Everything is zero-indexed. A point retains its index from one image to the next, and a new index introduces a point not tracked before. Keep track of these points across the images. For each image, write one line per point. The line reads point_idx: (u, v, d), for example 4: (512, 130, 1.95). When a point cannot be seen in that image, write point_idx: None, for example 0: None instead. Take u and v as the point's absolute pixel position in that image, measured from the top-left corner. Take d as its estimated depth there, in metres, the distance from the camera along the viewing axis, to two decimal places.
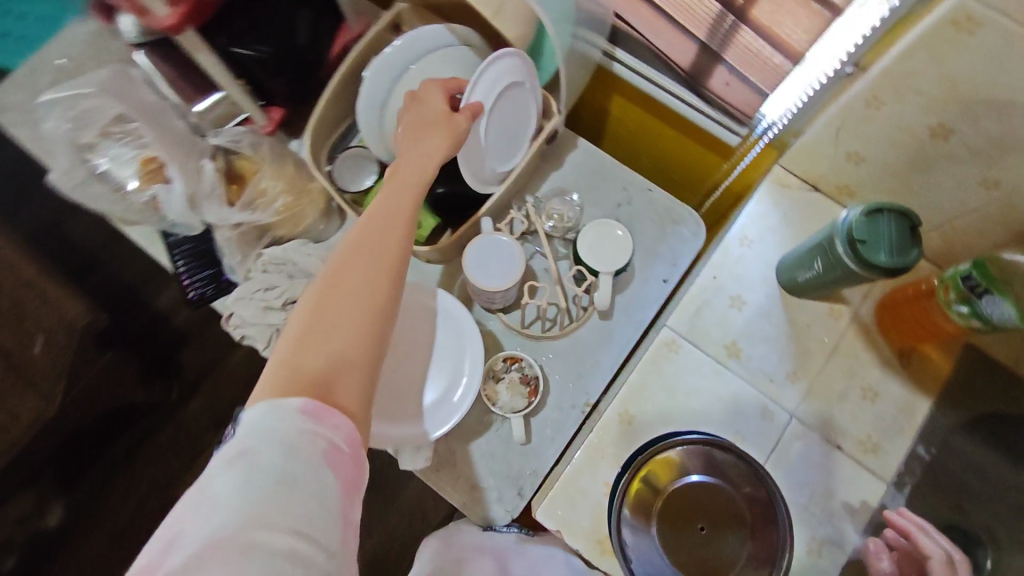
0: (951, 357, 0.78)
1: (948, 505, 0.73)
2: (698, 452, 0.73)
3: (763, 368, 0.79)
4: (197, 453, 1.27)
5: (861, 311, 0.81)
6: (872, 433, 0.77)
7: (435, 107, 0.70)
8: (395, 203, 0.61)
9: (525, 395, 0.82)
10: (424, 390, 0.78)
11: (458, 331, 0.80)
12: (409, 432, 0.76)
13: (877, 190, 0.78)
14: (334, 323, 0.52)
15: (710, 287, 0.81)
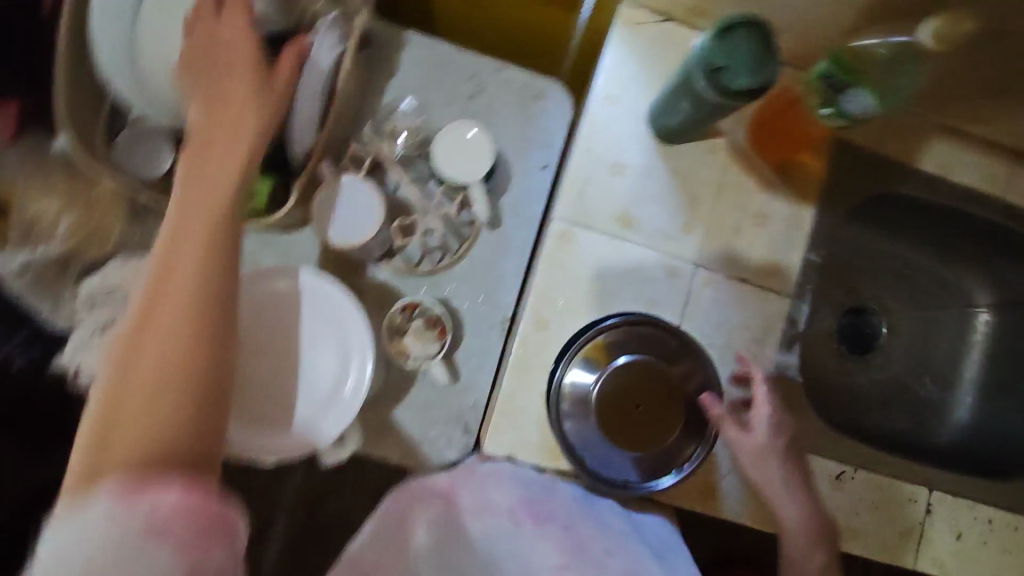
0: (823, 159, 0.80)
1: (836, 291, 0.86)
2: (626, 332, 0.72)
3: (658, 228, 0.76)
4: None
5: (736, 140, 0.78)
6: (770, 256, 0.79)
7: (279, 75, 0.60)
8: (205, 199, 0.53)
9: (436, 338, 0.77)
10: (316, 381, 0.70)
11: (333, 311, 0.70)
12: (309, 435, 0.69)
13: (727, 5, 0.72)
14: (152, 360, 0.46)
15: (586, 162, 0.76)
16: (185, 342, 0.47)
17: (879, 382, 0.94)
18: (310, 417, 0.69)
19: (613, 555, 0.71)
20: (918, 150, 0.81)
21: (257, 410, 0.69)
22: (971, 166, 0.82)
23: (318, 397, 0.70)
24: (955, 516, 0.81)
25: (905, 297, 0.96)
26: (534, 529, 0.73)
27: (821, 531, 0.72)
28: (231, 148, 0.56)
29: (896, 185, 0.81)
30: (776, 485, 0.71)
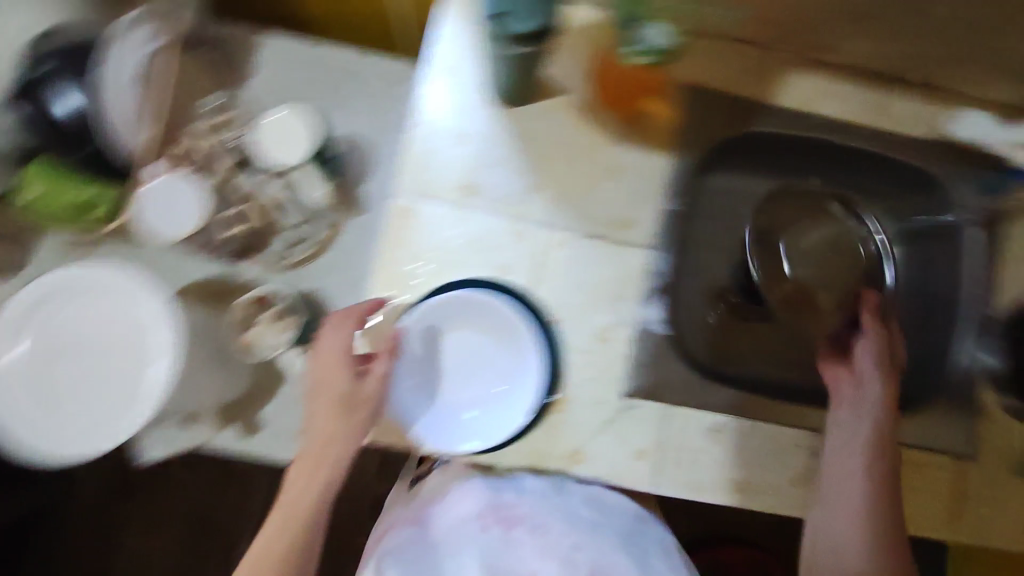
0: (675, 105, 0.76)
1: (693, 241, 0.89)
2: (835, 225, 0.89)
3: (506, 193, 0.74)
4: (111, 528, 1.28)
5: (582, 94, 0.75)
6: (625, 210, 0.76)
7: (344, 381, 0.68)
8: (324, 440, 0.68)
9: (286, 326, 0.76)
10: (111, 381, 0.70)
11: (134, 317, 0.71)
12: (98, 423, 0.70)
13: None
14: (286, 512, 0.68)
15: (423, 134, 0.74)
16: (301, 526, 0.68)
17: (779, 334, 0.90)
18: (111, 408, 0.70)
19: (580, 550, 0.77)
20: (780, 84, 0.77)
21: (60, 398, 0.71)
22: (842, 95, 0.77)
23: (121, 393, 0.70)
24: None
25: None
26: (504, 534, 0.78)
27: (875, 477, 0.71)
28: (328, 434, 0.68)
29: (747, 127, 0.79)
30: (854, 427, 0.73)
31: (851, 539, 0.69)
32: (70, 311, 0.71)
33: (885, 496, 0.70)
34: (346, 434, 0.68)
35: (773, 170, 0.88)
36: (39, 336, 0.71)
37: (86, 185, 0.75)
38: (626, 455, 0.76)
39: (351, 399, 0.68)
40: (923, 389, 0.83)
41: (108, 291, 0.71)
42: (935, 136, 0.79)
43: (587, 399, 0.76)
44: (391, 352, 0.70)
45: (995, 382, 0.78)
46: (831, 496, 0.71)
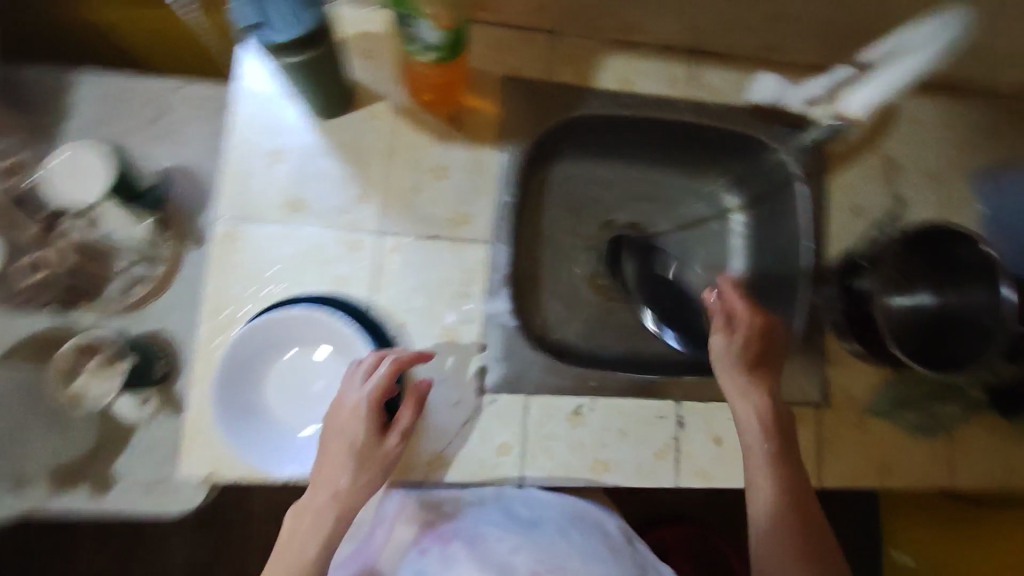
0: (492, 100, 0.78)
1: (547, 231, 0.91)
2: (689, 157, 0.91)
3: (332, 205, 0.74)
4: None
5: (397, 100, 0.76)
6: (458, 207, 0.76)
7: (364, 432, 0.64)
8: (340, 481, 0.63)
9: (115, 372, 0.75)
10: None
11: None
12: None
13: None
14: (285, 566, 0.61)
15: (239, 155, 0.72)
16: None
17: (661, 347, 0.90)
18: None
19: (520, 552, 0.71)
20: (595, 69, 0.80)
21: None
22: (650, 73, 0.81)
23: None
24: (710, 421, 0.80)
25: (657, 211, 0.95)
26: (442, 551, 0.72)
27: (782, 450, 0.68)
28: (335, 482, 0.63)
29: (576, 113, 0.80)
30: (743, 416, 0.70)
31: (766, 500, 0.65)
32: None
33: (794, 466, 0.67)
34: (358, 483, 0.63)
35: (611, 155, 0.92)
36: None
37: None
38: (493, 451, 0.75)
39: (368, 451, 0.64)
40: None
41: None
42: (744, 104, 0.84)
43: (443, 403, 0.75)
44: (415, 406, 0.67)
45: (837, 328, 0.83)
46: (752, 480, 0.67)
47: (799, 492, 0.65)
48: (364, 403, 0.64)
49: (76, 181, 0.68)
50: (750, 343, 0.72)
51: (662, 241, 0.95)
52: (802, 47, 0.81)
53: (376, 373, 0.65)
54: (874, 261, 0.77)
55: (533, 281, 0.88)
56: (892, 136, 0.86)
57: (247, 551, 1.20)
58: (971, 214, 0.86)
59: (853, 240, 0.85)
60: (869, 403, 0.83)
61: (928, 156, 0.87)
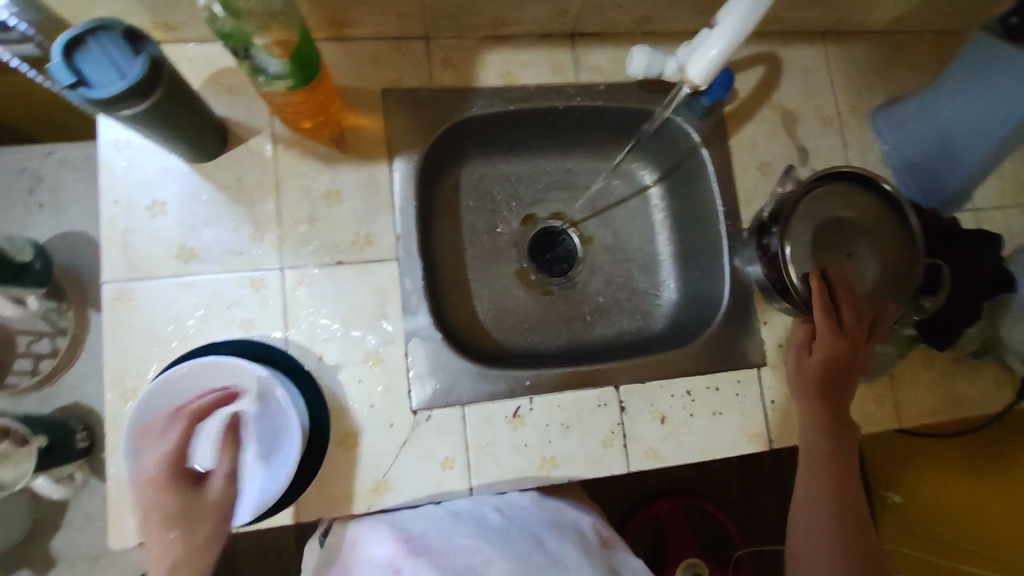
0: (375, 115, 0.76)
1: (464, 236, 0.89)
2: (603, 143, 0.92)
3: (225, 248, 0.72)
4: None
5: (276, 130, 0.74)
6: (359, 228, 0.75)
7: (168, 501, 0.61)
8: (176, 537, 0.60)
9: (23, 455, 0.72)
10: None
11: None
12: None
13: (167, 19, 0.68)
14: None
15: (120, 214, 0.71)
16: None
17: (598, 335, 0.90)
18: None
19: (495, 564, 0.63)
20: (472, 68, 0.79)
21: None
22: (532, 64, 0.80)
23: None
24: (652, 402, 0.79)
25: (576, 197, 0.94)
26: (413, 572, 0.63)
27: (834, 445, 0.72)
28: (165, 555, 0.60)
29: (462, 114, 0.79)
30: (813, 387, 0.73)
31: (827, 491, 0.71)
32: None
33: (856, 500, 0.71)
34: (196, 542, 0.61)
35: (514, 151, 0.91)
36: None
37: None
38: (434, 469, 0.74)
39: (190, 509, 0.61)
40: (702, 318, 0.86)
41: None
42: (625, 77, 0.83)
43: (377, 427, 0.73)
44: (232, 444, 0.65)
45: (764, 291, 0.82)
46: (813, 464, 0.72)
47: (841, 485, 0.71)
48: (161, 471, 0.61)
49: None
50: (828, 360, 0.72)
51: (587, 227, 0.94)
52: (676, 14, 0.80)
53: (175, 429, 0.63)
54: (779, 217, 0.77)
55: (457, 291, 0.87)
56: (786, 88, 0.86)
57: None
58: (872, 155, 0.86)
59: (764, 198, 0.84)
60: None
61: (825, 103, 0.86)
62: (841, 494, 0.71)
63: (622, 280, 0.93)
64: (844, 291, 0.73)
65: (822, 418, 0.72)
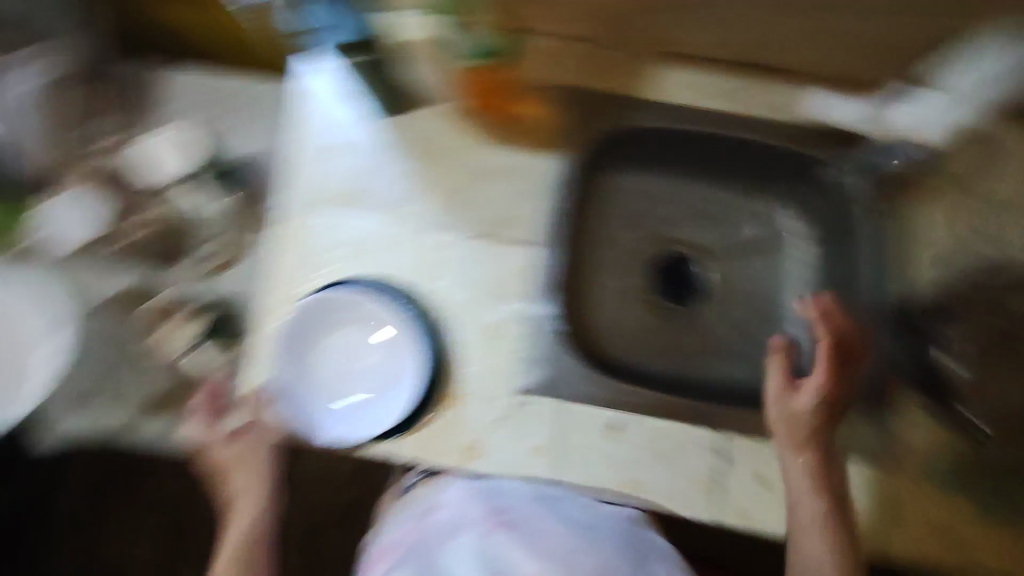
0: (548, 106, 0.80)
1: (598, 242, 0.90)
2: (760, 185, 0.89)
3: (388, 198, 0.80)
4: None
5: (455, 104, 0.80)
6: (506, 210, 0.80)
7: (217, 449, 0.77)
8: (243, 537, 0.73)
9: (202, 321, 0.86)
10: (38, 359, 0.85)
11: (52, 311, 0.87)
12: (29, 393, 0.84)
13: None
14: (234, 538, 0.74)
15: (313, 148, 0.80)
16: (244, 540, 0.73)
17: (705, 373, 0.87)
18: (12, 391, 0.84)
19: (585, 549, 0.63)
20: (648, 83, 0.80)
21: None
22: (708, 89, 0.80)
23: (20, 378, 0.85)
24: (751, 459, 0.76)
25: (716, 231, 0.91)
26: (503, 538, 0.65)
27: (815, 482, 0.67)
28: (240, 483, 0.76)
29: (629, 123, 0.80)
30: (796, 422, 0.68)
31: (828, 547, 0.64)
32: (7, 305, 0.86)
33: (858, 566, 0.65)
34: (245, 481, 0.76)
35: (666, 169, 0.89)
36: None
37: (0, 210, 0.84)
38: (517, 451, 0.76)
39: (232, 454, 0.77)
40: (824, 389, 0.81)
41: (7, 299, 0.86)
42: (799, 123, 0.80)
43: (476, 395, 0.77)
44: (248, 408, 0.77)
45: (905, 378, 0.75)
46: (797, 498, 0.67)
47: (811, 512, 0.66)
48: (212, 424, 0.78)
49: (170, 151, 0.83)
50: (826, 410, 0.68)
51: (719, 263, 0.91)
52: (879, 69, 0.76)
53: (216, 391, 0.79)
54: (944, 310, 0.75)
55: (576, 292, 0.88)
56: None
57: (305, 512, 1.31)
58: None
59: (930, 280, 0.77)
60: (943, 472, 0.72)
61: None
62: (818, 523, 0.65)
63: (745, 325, 0.89)
64: (850, 359, 0.70)
65: (817, 463, 0.67)
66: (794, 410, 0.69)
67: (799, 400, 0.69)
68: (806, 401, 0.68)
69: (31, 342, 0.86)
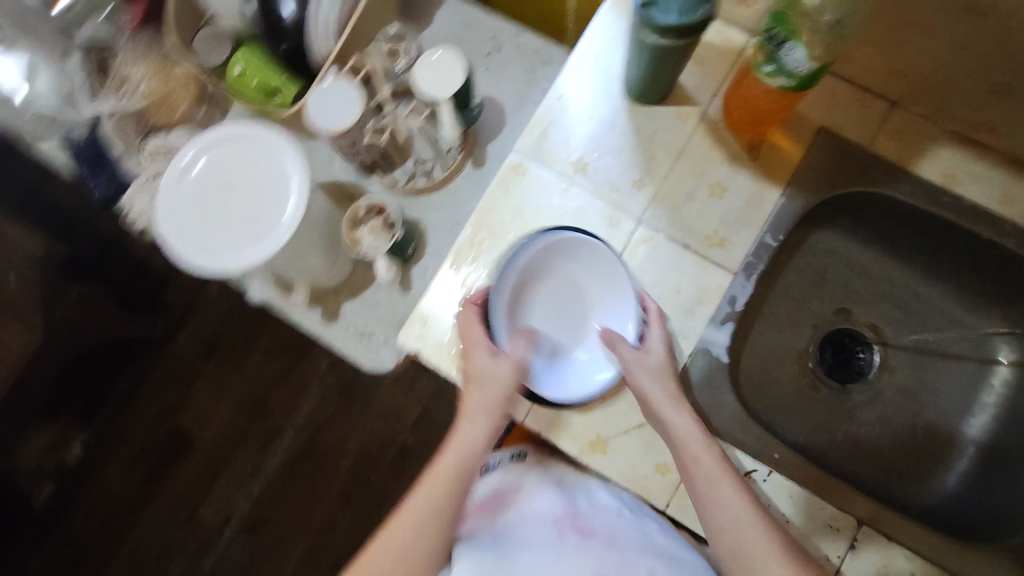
0: (802, 143, 0.77)
1: (785, 291, 0.87)
2: (980, 297, 0.82)
3: (609, 179, 0.79)
4: (190, 378, 1.47)
5: (708, 111, 0.79)
6: (719, 228, 0.77)
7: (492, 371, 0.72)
8: (461, 469, 0.70)
9: (387, 235, 0.84)
10: (266, 210, 0.74)
11: (279, 164, 0.75)
12: (241, 252, 0.73)
13: None
14: (435, 482, 0.69)
15: (556, 107, 0.81)
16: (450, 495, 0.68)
17: (849, 463, 0.83)
18: (233, 244, 0.73)
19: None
20: (917, 154, 0.75)
21: (205, 227, 0.74)
22: (986, 180, 0.74)
23: (254, 230, 0.73)
24: (887, 561, 0.71)
25: (910, 325, 0.85)
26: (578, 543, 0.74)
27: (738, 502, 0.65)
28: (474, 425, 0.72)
29: (881, 187, 0.76)
30: (691, 432, 0.68)
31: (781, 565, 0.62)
32: (236, 148, 0.76)
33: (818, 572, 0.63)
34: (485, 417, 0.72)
35: (887, 246, 0.84)
36: (204, 155, 0.76)
37: (276, 74, 0.87)
38: (646, 465, 0.74)
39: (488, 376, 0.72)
40: (984, 526, 0.76)
41: (245, 137, 0.75)
42: None
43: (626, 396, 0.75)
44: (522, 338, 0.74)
45: None
46: (711, 505, 0.66)
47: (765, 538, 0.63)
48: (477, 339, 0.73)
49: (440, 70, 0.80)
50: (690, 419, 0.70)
51: (899, 357, 0.86)
52: None
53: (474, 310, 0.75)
54: None
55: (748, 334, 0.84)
56: None
57: (379, 430, 1.41)
58: None
59: None
60: None
61: None
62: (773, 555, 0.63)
63: (907, 430, 0.84)
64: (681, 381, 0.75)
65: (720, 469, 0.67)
66: (670, 428, 0.69)
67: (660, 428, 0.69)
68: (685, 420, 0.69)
69: (278, 188, 0.74)
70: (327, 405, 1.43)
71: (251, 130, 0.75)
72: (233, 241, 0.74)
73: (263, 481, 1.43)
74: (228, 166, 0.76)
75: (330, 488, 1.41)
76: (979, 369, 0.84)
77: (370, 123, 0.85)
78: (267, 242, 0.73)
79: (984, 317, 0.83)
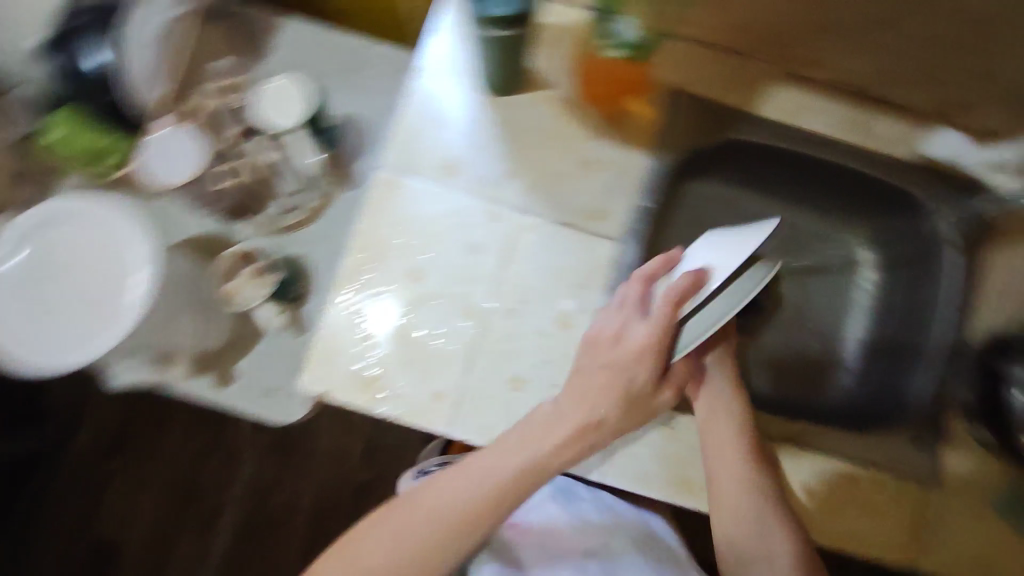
0: (654, 104, 0.79)
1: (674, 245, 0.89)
2: (835, 213, 0.91)
3: (483, 175, 0.79)
4: (99, 483, 1.33)
5: (562, 90, 0.80)
6: (598, 201, 0.79)
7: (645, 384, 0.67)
8: (521, 463, 0.66)
9: (261, 284, 0.82)
10: (111, 291, 0.73)
11: (118, 241, 0.74)
12: (93, 337, 0.72)
13: None
14: (482, 465, 0.67)
15: (414, 114, 0.79)
16: (493, 487, 0.66)
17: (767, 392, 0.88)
18: (82, 330, 0.72)
19: None
20: (757, 94, 0.80)
21: (48, 319, 0.72)
22: (818, 108, 0.80)
23: (102, 313, 0.72)
24: (804, 469, 0.76)
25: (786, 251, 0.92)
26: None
27: (750, 466, 0.72)
28: (550, 418, 0.67)
29: (731, 133, 0.81)
30: (719, 403, 0.74)
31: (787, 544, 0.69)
32: (70, 233, 0.75)
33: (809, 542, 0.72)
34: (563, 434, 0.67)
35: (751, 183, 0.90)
36: (36, 245, 0.74)
37: (103, 134, 0.78)
38: None
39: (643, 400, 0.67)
40: (874, 415, 0.82)
41: (80, 218, 0.75)
42: (897, 154, 0.80)
43: (544, 383, 0.76)
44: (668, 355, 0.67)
45: (964, 411, 0.76)
46: (742, 474, 0.71)
47: (763, 495, 0.71)
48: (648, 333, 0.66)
49: (282, 97, 0.76)
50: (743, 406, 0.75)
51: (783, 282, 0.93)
52: (989, 112, 0.77)
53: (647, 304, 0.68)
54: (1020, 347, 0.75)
55: None
56: None
57: (327, 476, 1.34)
58: None
59: (1005, 324, 0.77)
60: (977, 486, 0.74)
61: None
62: (767, 510, 0.71)
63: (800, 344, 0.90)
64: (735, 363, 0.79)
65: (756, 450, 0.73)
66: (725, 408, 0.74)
67: (697, 399, 0.74)
68: (720, 391, 0.75)
69: (121, 266, 0.74)
70: (266, 470, 1.34)
71: (100, 205, 0.75)
72: (73, 322, 0.72)
73: (212, 568, 1.32)
74: (66, 252, 0.75)
75: (286, 550, 1.32)
76: (849, 277, 0.92)
77: (223, 164, 0.83)
78: (116, 325, 0.72)
79: (843, 230, 0.92)
